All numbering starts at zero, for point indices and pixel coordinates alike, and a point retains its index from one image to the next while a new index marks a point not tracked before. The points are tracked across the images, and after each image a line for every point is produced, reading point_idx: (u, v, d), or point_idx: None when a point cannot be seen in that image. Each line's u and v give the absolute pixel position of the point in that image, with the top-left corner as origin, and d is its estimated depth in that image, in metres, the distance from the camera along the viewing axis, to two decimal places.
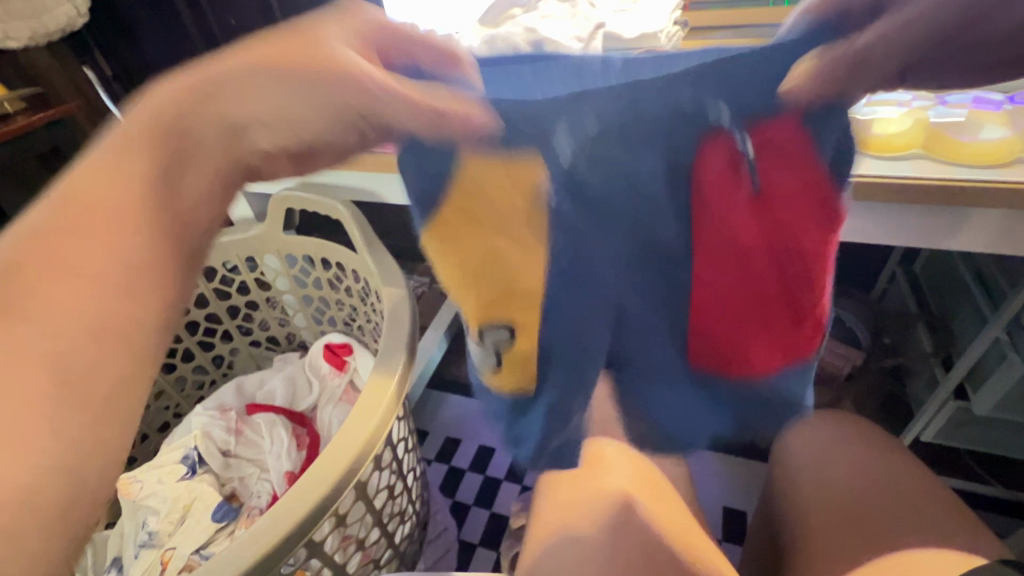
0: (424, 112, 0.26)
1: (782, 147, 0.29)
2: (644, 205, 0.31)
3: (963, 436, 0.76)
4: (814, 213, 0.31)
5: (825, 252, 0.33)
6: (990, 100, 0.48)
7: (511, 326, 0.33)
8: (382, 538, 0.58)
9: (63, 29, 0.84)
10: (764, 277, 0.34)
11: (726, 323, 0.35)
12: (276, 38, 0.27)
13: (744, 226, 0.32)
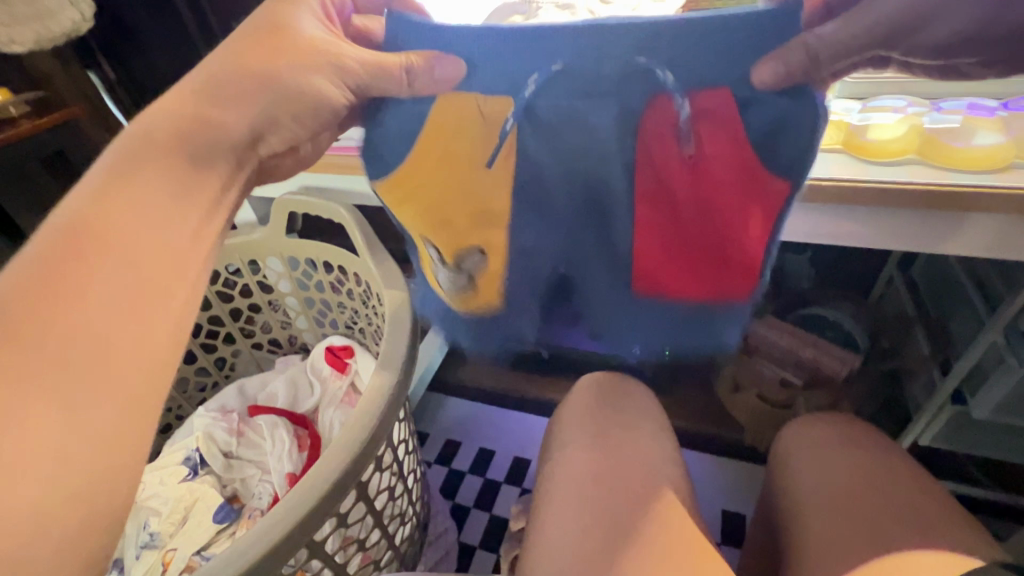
0: (390, 75, 0.37)
1: (716, 116, 0.34)
2: (601, 155, 0.36)
3: (961, 440, 0.76)
4: (743, 176, 0.36)
5: (749, 211, 0.38)
6: (985, 106, 0.48)
7: (481, 250, 0.43)
8: (382, 539, 0.58)
9: (68, 33, 0.85)
10: (698, 226, 0.39)
11: (664, 260, 0.41)
12: (251, 40, 0.38)
13: (680, 181, 0.37)
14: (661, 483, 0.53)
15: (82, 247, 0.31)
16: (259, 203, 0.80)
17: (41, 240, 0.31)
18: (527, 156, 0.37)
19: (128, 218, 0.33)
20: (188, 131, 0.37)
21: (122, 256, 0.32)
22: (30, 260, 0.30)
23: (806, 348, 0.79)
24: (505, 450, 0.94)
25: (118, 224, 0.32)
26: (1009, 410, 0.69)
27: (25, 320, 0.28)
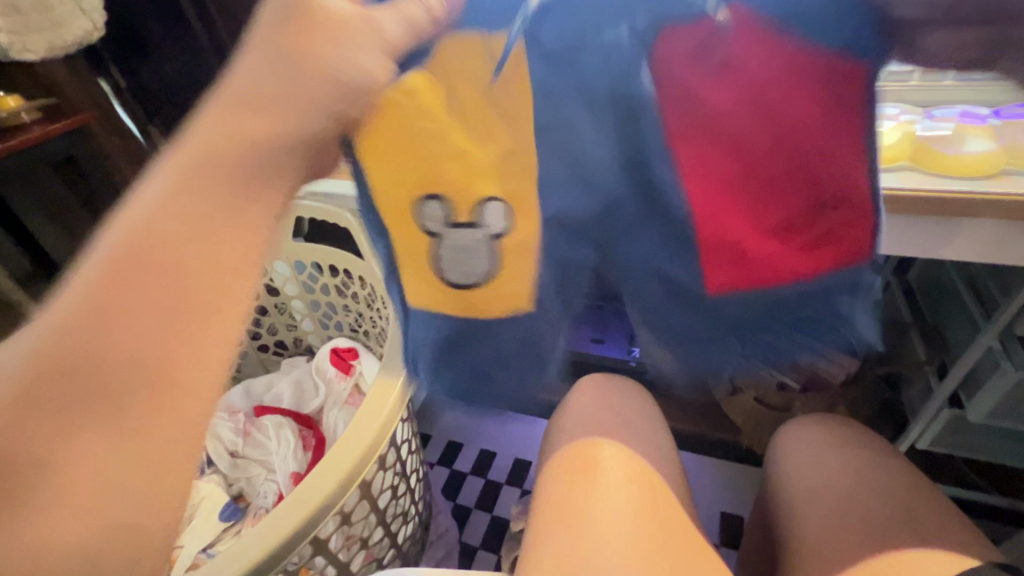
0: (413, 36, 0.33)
1: (752, 40, 0.31)
2: (640, 99, 0.34)
3: (957, 442, 0.77)
4: (800, 95, 0.33)
5: (818, 134, 0.34)
6: (976, 114, 0.49)
7: (498, 199, 0.41)
8: (385, 537, 0.59)
9: (79, 42, 0.92)
10: (765, 164, 0.35)
11: (738, 212, 0.37)
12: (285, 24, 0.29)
13: (733, 118, 0.34)
14: (654, 480, 0.54)
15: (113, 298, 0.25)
16: None
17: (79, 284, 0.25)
18: (547, 109, 0.36)
19: (146, 306, 0.25)
20: (221, 160, 0.28)
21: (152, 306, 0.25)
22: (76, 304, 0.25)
23: None
24: (506, 452, 0.95)
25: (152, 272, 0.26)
26: (1005, 413, 0.69)
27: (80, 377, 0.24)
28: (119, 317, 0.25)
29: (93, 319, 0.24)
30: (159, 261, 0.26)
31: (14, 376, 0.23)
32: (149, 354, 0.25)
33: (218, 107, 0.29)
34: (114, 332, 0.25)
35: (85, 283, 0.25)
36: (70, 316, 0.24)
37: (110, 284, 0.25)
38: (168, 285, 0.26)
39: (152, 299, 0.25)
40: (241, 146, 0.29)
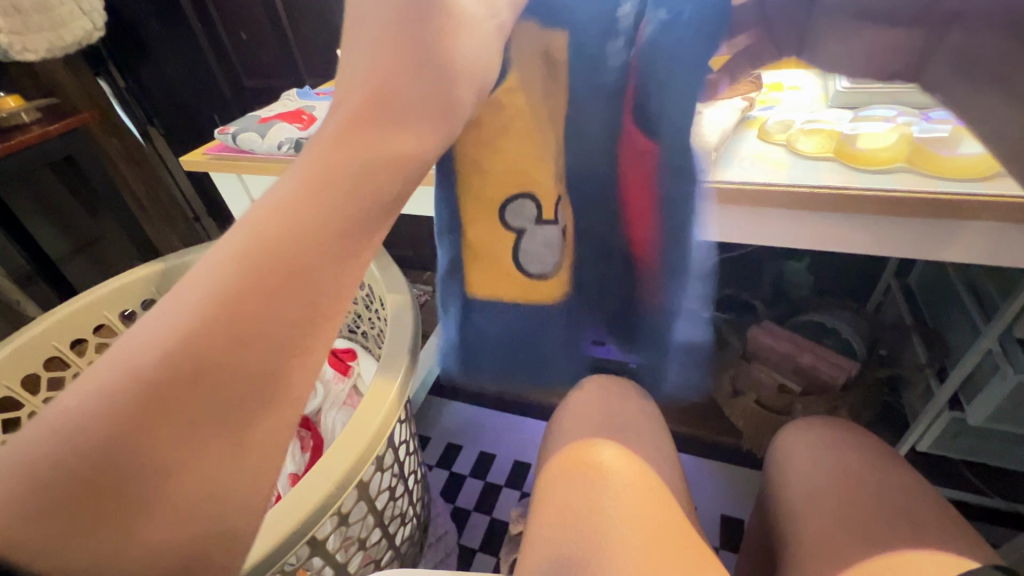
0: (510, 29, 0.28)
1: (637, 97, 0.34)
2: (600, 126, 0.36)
3: (956, 446, 0.77)
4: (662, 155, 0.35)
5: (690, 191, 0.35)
6: None
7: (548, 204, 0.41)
8: (382, 539, 0.59)
9: (78, 41, 0.96)
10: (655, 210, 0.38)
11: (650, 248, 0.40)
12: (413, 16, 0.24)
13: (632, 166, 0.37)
14: (659, 484, 0.54)
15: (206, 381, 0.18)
16: None
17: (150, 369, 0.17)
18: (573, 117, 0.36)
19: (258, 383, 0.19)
20: (340, 180, 0.21)
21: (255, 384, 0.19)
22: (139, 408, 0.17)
23: (805, 354, 0.80)
24: (506, 453, 0.95)
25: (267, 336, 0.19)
26: (1003, 417, 0.69)
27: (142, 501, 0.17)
28: (261, 348, 0.19)
29: (171, 420, 0.17)
30: (306, 280, 0.20)
31: (100, 418, 0.17)
32: (273, 394, 0.19)
33: (369, 97, 0.23)
34: (244, 364, 0.18)
35: (216, 295, 0.18)
36: (187, 336, 0.17)
37: (240, 302, 0.18)
38: (282, 348, 0.19)
39: (291, 326, 0.19)
40: (398, 142, 0.23)
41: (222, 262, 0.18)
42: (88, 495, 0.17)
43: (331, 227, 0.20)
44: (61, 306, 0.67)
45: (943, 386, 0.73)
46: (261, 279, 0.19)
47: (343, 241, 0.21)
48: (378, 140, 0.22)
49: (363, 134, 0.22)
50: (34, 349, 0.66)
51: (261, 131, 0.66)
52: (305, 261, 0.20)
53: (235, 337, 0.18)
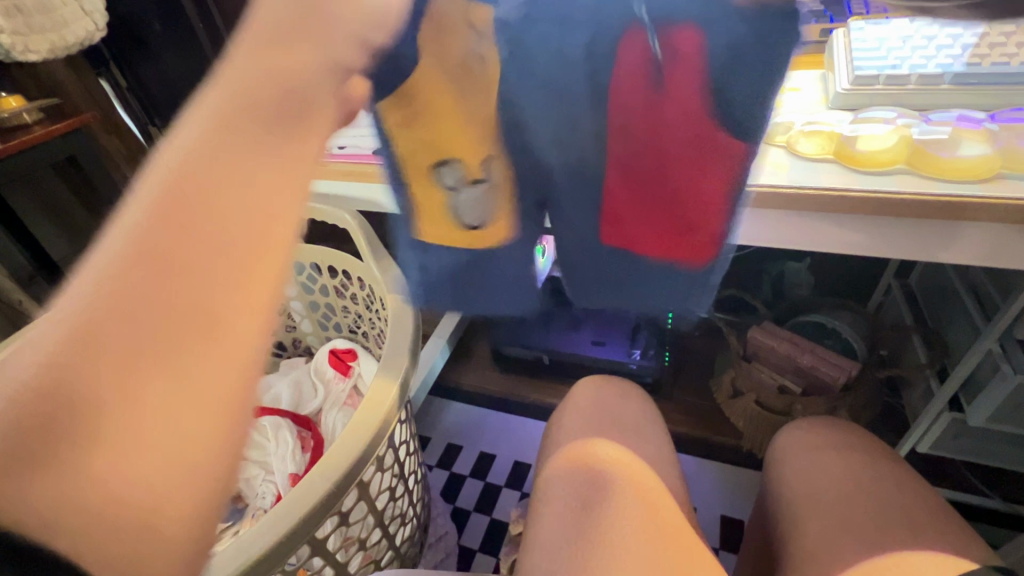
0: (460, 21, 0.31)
1: (675, 62, 0.30)
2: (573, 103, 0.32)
3: (958, 446, 0.77)
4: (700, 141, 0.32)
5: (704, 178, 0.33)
6: (973, 118, 0.49)
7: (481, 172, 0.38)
8: (383, 538, 0.59)
9: (80, 42, 0.95)
10: (653, 179, 0.35)
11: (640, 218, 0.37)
12: None
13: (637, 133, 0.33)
14: (654, 484, 0.54)
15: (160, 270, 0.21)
16: None
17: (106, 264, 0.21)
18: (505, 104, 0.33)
19: (200, 277, 0.22)
20: (259, 100, 0.24)
21: (198, 278, 0.22)
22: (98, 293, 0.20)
23: (805, 355, 0.80)
24: (506, 454, 0.95)
25: (207, 235, 0.22)
26: (1004, 418, 0.69)
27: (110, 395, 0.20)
28: (181, 269, 0.21)
29: (124, 307, 0.20)
30: (214, 204, 0.22)
31: (47, 355, 0.19)
32: (205, 310, 0.22)
33: (246, 42, 0.25)
34: (168, 282, 0.21)
35: (132, 231, 0.21)
36: (117, 271, 0.20)
37: (156, 233, 0.21)
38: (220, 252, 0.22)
39: (209, 248, 0.22)
40: (286, 72, 0.25)
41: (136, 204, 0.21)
42: (56, 382, 0.19)
43: (234, 158, 0.23)
44: None
45: (944, 388, 0.73)
46: (173, 210, 0.21)
47: (242, 175, 0.23)
48: (246, 65, 0.25)
49: (247, 70, 0.25)
50: None
51: None
52: (216, 190, 0.22)
53: (155, 264, 0.21)
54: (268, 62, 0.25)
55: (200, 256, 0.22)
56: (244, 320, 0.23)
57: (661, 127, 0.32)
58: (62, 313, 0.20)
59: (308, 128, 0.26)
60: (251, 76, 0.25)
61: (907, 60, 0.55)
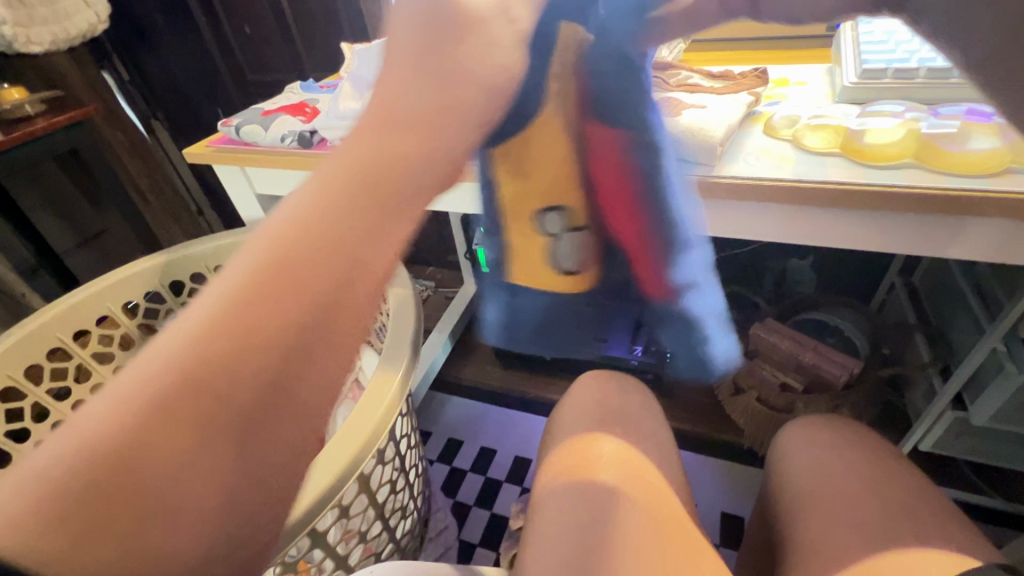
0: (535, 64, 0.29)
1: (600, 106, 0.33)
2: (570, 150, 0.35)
3: (960, 444, 0.77)
4: (624, 177, 0.35)
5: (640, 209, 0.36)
6: (982, 112, 0.48)
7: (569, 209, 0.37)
8: (383, 532, 0.59)
9: (82, 33, 1.00)
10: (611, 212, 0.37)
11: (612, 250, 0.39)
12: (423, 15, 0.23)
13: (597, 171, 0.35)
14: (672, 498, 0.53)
15: (241, 354, 0.17)
16: (267, 201, 0.76)
17: (172, 344, 0.17)
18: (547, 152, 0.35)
19: (279, 368, 0.18)
20: (379, 175, 0.20)
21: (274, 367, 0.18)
22: (158, 376, 0.17)
23: (806, 353, 0.80)
24: (506, 448, 0.95)
25: (287, 320, 0.18)
26: (1008, 417, 0.69)
27: (157, 470, 0.17)
28: (255, 352, 0.18)
29: (190, 391, 0.17)
30: (323, 265, 0.18)
31: (95, 438, 0.16)
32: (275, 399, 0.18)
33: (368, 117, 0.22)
34: (243, 369, 0.17)
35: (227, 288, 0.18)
36: (203, 326, 0.17)
37: (249, 291, 0.18)
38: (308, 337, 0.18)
39: (307, 318, 0.18)
40: (413, 142, 0.22)
41: (227, 280, 0.18)
42: (103, 469, 0.16)
43: (345, 221, 0.19)
44: (65, 297, 0.65)
45: (946, 387, 0.72)
46: (270, 266, 0.18)
47: (343, 255, 0.19)
48: (371, 146, 0.21)
49: (355, 146, 0.21)
50: (37, 342, 0.64)
51: (264, 123, 0.66)
52: (331, 250, 0.19)
53: (242, 321, 0.17)
54: (394, 133, 0.21)
55: (279, 343, 0.18)
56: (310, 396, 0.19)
57: (608, 167, 0.35)
58: (134, 370, 0.17)
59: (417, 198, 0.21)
60: (370, 145, 0.21)
61: (916, 53, 0.54)
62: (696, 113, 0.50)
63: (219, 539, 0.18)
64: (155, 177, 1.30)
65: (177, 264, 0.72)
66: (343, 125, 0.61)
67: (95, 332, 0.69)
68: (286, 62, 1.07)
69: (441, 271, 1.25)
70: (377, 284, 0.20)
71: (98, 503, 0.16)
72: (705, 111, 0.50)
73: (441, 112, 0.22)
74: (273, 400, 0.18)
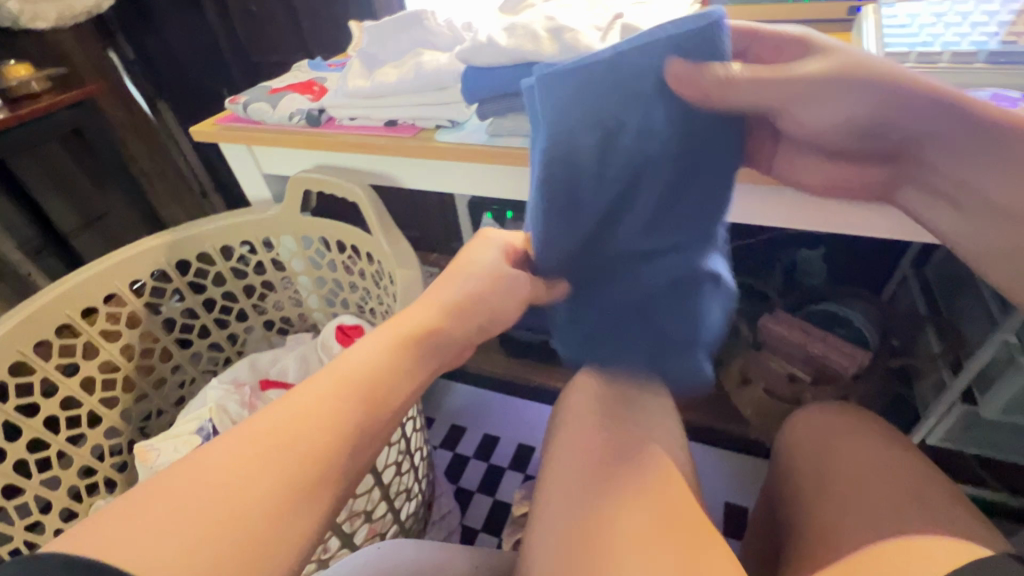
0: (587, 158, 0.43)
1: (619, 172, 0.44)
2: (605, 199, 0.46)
3: (968, 438, 0.76)
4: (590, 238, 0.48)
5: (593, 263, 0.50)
6: (1010, 97, 0.47)
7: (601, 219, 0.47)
8: (388, 513, 0.59)
9: (88, 10, 0.99)
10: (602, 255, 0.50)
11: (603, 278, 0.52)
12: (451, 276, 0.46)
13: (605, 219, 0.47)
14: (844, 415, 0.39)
15: (302, 426, 0.31)
16: (274, 180, 0.75)
17: (266, 422, 0.31)
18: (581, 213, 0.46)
19: (319, 431, 0.32)
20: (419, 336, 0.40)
21: (319, 433, 0.32)
22: (255, 438, 0.30)
23: (816, 343, 0.78)
24: (510, 436, 0.95)
25: (334, 409, 0.33)
26: (1019, 410, 0.68)
27: (233, 492, 0.28)
28: (309, 419, 0.32)
29: (272, 441, 0.30)
30: (356, 384, 0.35)
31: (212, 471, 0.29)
32: (322, 454, 0.31)
33: (407, 311, 0.41)
34: (300, 431, 0.31)
35: (299, 394, 0.33)
36: (271, 425, 0.31)
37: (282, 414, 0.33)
38: (340, 420, 0.33)
39: (345, 410, 0.33)
40: (422, 324, 0.40)
41: (304, 390, 0.34)
42: (203, 485, 0.28)
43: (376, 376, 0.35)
44: (74, 272, 0.65)
45: (956, 381, 0.71)
46: (299, 404, 0.32)
47: (373, 374, 0.36)
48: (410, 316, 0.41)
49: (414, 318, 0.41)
50: (43, 318, 0.63)
51: (272, 101, 0.65)
52: (353, 380, 0.35)
53: (305, 410, 0.32)
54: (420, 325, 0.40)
55: (325, 425, 0.32)
56: (336, 471, 0.32)
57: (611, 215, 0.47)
58: (238, 439, 0.30)
59: (423, 353, 0.39)
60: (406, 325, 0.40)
61: (940, 37, 0.53)
62: None
63: (273, 554, 0.28)
64: (157, 157, 1.29)
65: (184, 243, 0.71)
66: (353, 105, 0.61)
67: (103, 309, 0.68)
68: (292, 43, 1.06)
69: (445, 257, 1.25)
70: (387, 393, 0.36)
71: (191, 507, 0.27)
72: None
73: (445, 303, 0.43)
74: (312, 466, 0.31)
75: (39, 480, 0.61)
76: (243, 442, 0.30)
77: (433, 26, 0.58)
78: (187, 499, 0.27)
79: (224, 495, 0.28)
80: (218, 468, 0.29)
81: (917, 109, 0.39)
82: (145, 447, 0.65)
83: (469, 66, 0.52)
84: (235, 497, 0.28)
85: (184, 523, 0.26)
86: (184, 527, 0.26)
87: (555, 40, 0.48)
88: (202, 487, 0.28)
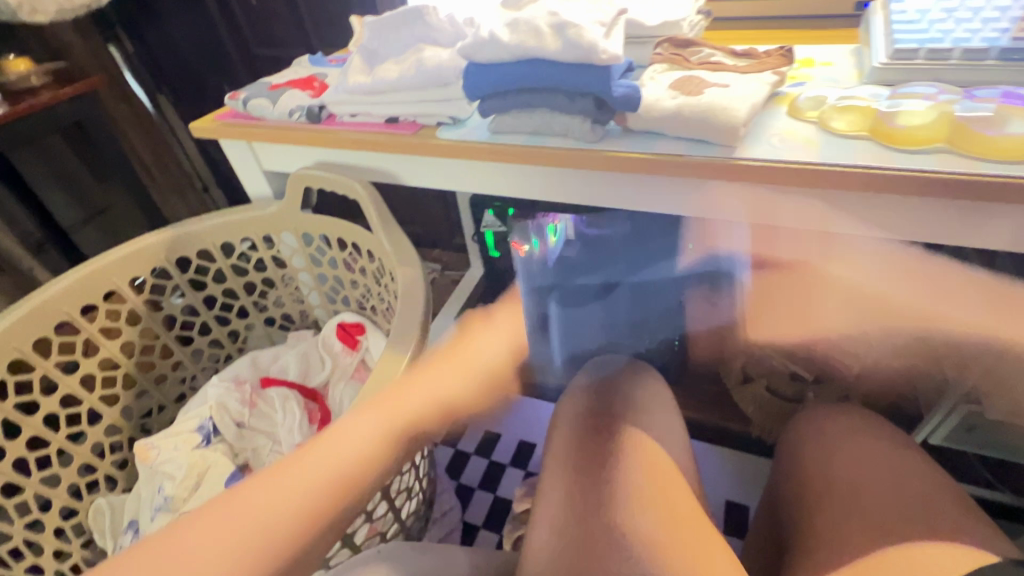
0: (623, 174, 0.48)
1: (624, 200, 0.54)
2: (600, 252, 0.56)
3: (971, 439, 0.77)
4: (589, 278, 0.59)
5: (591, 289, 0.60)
6: (1021, 95, 0.46)
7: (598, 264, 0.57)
8: (388, 512, 0.59)
9: (87, 4, 0.98)
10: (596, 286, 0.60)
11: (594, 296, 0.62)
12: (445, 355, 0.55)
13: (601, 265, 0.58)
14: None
15: (302, 499, 0.42)
16: (274, 177, 0.74)
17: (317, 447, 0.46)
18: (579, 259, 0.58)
19: (308, 508, 0.41)
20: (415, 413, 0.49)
21: (309, 510, 0.41)
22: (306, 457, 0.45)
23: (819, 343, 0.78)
24: (511, 433, 0.94)
25: (326, 487, 0.42)
26: None
27: (251, 537, 0.39)
28: (307, 492, 0.42)
29: (280, 512, 0.41)
30: (350, 466, 0.44)
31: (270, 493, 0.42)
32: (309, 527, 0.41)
33: (405, 385, 0.51)
34: (296, 506, 0.41)
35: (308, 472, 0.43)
36: (296, 486, 0.42)
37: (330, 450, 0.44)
38: (323, 500, 0.42)
39: (334, 491, 0.43)
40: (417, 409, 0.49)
41: (338, 440, 0.46)
42: (247, 526, 0.40)
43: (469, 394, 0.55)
44: (74, 269, 0.64)
45: (959, 381, 0.71)
46: (302, 480, 0.42)
47: (364, 456, 0.45)
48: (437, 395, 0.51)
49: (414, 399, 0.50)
50: (42, 316, 0.63)
51: (272, 97, 0.65)
52: (348, 463, 0.44)
53: (316, 479, 0.43)
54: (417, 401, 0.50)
55: (317, 501, 0.42)
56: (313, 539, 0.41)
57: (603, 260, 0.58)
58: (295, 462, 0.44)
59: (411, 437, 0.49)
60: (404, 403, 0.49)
61: (950, 34, 0.52)
62: (718, 91, 0.48)
63: None
64: (159, 150, 1.29)
65: (184, 240, 0.71)
66: (354, 101, 0.60)
67: (104, 306, 0.68)
68: (293, 38, 1.06)
69: (447, 253, 1.25)
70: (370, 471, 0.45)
71: (239, 541, 0.39)
72: (728, 89, 0.48)
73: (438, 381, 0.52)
74: (298, 538, 0.40)
75: (39, 477, 0.61)
76: (279, 492, 0.42)
77: (434, 21, 0.57)
78: (248, 514, 0.40)
79: (264, 524, 0.40)
80: (261, 504, 0.41)
81: (912, 177, 0.42)
82: (145, 445, 0.66)
83: (471, 62, 0.51)
84: (253, 543, 0.39)
85: (236, 543, 0.39)
86: (246, 537, 0.39)
87: (558, 35, 0.47)
88: (240, 532, 0.39)
